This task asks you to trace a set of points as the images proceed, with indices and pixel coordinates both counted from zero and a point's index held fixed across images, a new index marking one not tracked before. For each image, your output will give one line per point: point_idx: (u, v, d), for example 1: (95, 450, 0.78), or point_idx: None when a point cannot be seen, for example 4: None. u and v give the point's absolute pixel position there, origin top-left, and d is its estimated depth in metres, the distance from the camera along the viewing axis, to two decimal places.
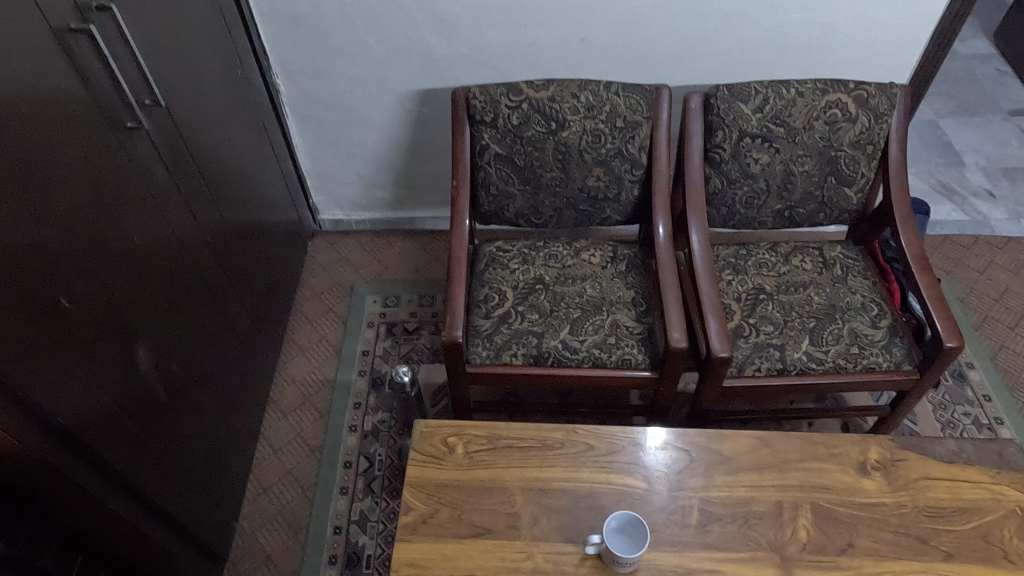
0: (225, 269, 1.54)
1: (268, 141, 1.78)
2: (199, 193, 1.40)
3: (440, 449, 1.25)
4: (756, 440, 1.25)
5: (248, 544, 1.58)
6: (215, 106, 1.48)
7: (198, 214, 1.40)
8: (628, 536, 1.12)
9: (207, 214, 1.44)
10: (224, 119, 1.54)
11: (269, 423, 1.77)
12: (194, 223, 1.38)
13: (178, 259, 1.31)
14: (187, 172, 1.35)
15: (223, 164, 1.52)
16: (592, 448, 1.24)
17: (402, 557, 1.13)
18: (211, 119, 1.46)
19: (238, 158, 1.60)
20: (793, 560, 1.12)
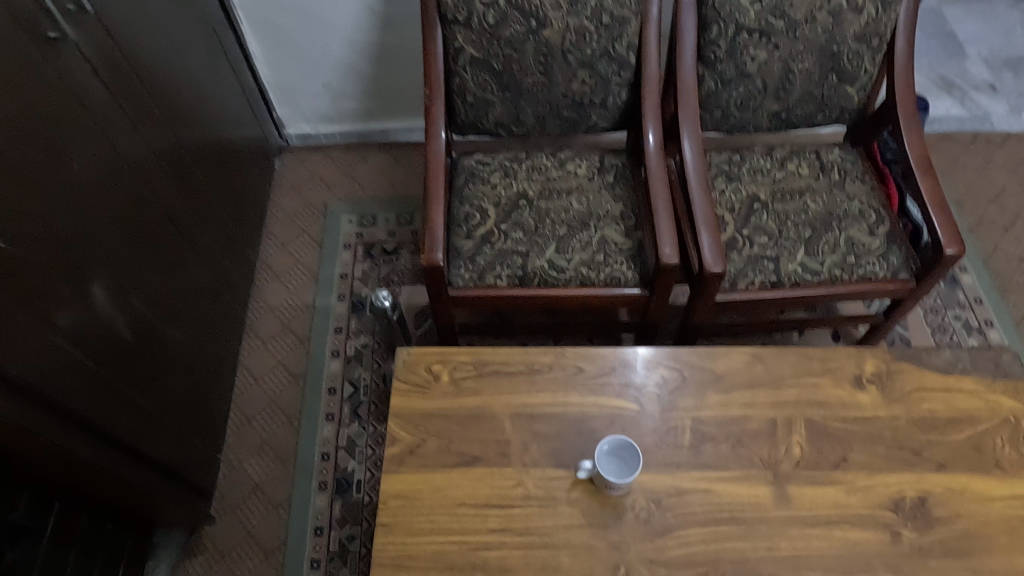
0: (186, 194, 1.43)
1: (221, 48, 1.63)
2: (148, 113, 1.28)
3: (425, 378, 1.21)
4: (750, 357, 1.21)
5: (236, 474, 1.57)
6: (157, 11, 1.33)
7: (147, 134, 1.28)
8: (620, 460, 1.10)
9: (157, 135, 1.32)
10: (168, 25, 1.38)
11: (248, 352, 1.72)
12: (144, 144, 1.26)
13: (130, 187, 1.20)
14: (130, 88, 1.22)
15: (171, 77, 1.38)
16: (582, 370, 1.20)
17: (390, 489, 1.11)
18: (153, 27, 1.31)
19: (188, 69, 1.46)
20: (786, 477, 1.11)
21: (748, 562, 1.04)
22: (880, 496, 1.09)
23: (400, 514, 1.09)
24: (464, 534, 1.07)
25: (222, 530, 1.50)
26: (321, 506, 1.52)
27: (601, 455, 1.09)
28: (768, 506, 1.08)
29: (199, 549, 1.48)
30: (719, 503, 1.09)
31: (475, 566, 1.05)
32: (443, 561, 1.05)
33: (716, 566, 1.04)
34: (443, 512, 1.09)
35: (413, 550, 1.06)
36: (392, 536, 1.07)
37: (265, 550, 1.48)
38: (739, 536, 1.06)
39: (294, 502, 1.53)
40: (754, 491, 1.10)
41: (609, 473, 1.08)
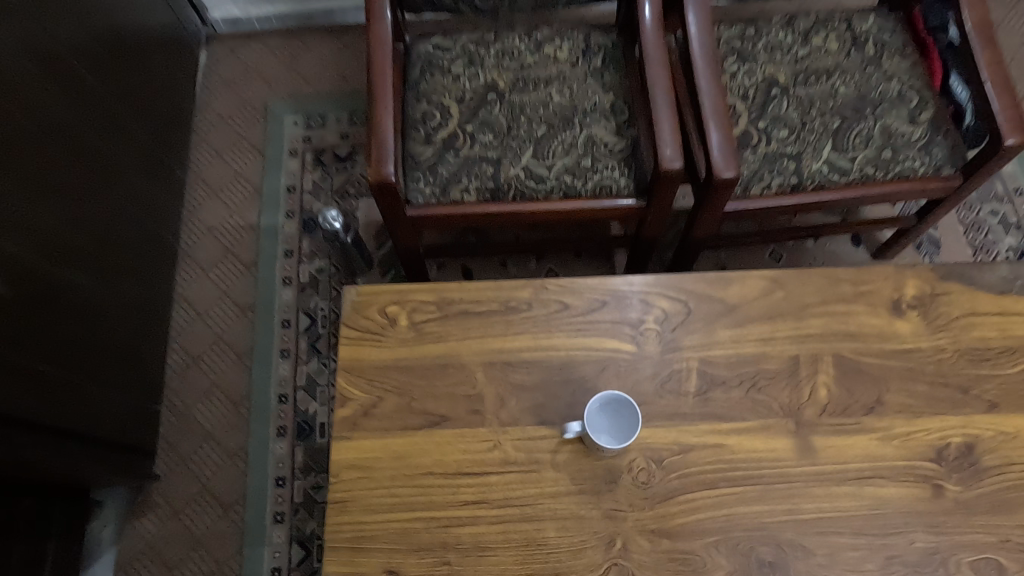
0: (74, 97, 1.16)
1: None
2: None
3: (380, 323, 1.00)
4: (769, 282, 1.01)
5: (183, 422, 1.39)
6: None
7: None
8: (610, 417, 0.93)
9: (15, 21, 1.03)
10: None
11: (186, 282, 1.50)
12: None
13: None
14: None
15: None
16: (567, 307, 1.00)
17: (343, 459, 0.94)
18: None
19: None
20: (810, 427, 0.94)
21: (766, 529, 0.89)
22: (921, 444, 0.93)
23: (356, 488, 0.92)
24: (431, 509, 0.91)
25: (173, 483, 1.35)
26: (282, 454, 1.37)
27: (590, 415, 0.92)
28: (788, 462, 0.92)
29: (147, 506, 1.34)
30: (732, 460, 0.92)
31: (446, 546, 0.90)
32: (408, 542, 0.90)
33: (729, 536, 0.89)
34: (406, 483, 0.92)
35: (373, 530, 0.90)
36: (346, 514, 0.91)
37: (223, 504, 1.34)
38: (755, 499, 0.90)
39: (250, 450, 1.37)
40: (773, 445, 0.93)
41: (602, 437, 0.92)
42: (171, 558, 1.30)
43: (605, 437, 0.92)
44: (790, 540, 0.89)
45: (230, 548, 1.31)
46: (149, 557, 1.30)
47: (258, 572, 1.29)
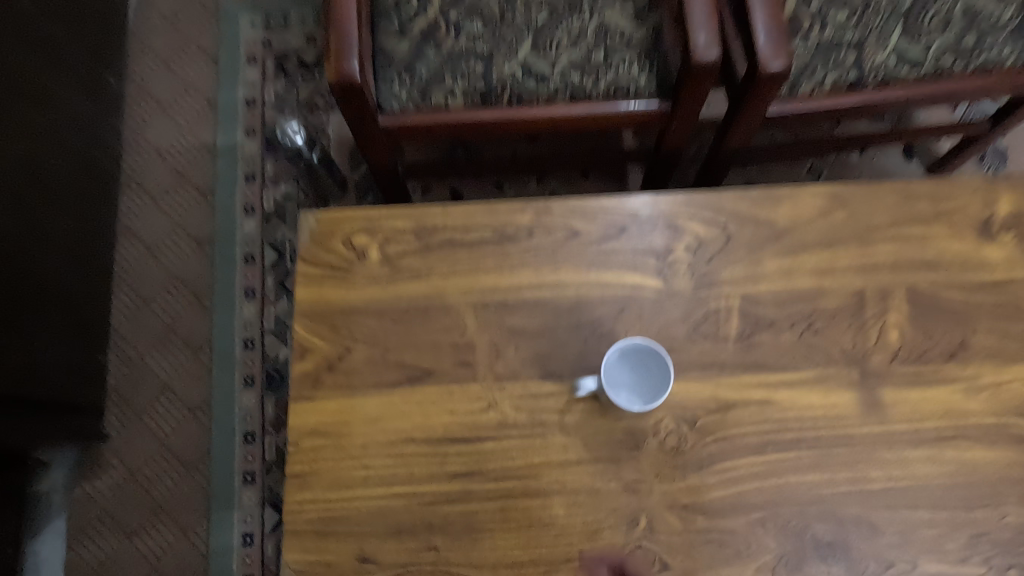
0: None
1: None
2: None
3: (345, 257, 0.81)
4: (828, 200, 0.81)
5: (136, 372, 1.22)
6: None
7: None
8: (635, 371, 0.75)
9: None
10: None
11: (133, 212, 1.30)
12: None
13: None
14: None
15: None
16: (577, 234, 0.81)
17: (304, 424, 0.77)
18: None
19: None
20: (879, 378, 0.76)
21: (823, 502, 0.73)
22: (1013, 398, 0.76)
23: (320, 458, 0.76)
24: (413, 484, 0.75)
25: (127, 442, 1.19)
26: (250, 407, 1.20)
27: (606, 366, 0.74)
28: (851, 421, 0.75)
29: (99, 467, 1.18)
30: (782, 420, 0.75)
31: (433, 528, 0.74)
32: (386, 524, 0.74)
33: (779, 511, 0.73)
34: (381, 453, 0.75)
35: (343, 510, 0.74)
36: (310, 492, 0.75)
37: (186, 463, 1.18)
38: (810, 466, 0.74)
39: (214, 404, 1.20)
40: (832, 401, 0.76)
41: (621, 395, 0.74)
42: (129, 524, 1.16)
43: (626, 395, 0.74)
44: (853, 516, 0.73)
45: (195, 512, 1.16)
46: (105, 523, 1.16)
47: (228, 538, 1.15)
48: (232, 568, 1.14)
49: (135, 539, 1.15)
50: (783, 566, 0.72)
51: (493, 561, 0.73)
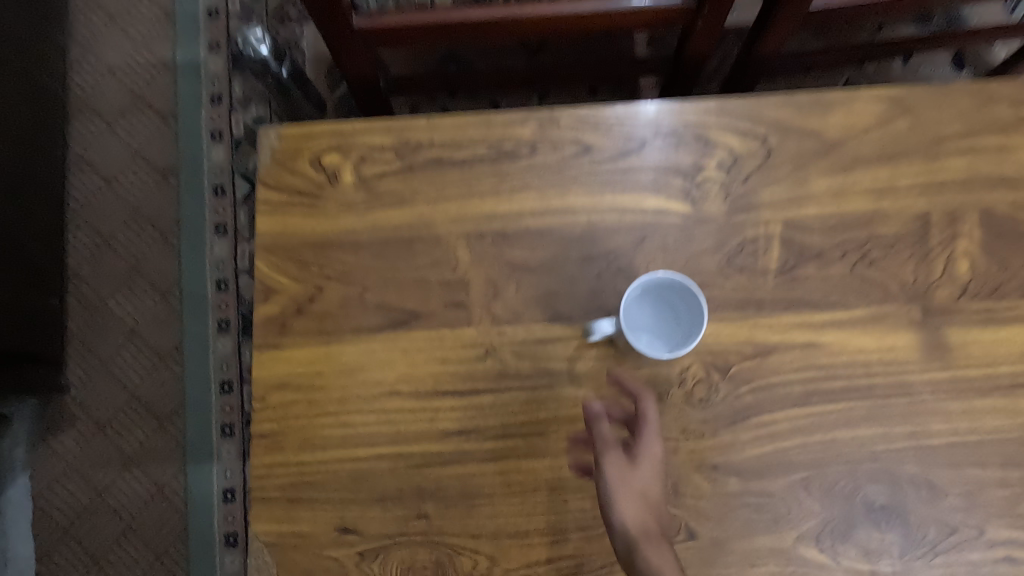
0: None
1: None
2: None
3: (313, 181, 0.68)
4: (889, 105, 0.68)
5: (99, 317, 1.11)
6: None
7: None
8: (661, 310, 0.64)
9: None
10: None
11: (87, 141, 1.16)
12: None
13: None
14: None
15: None
16: (589, 150, 0.68)
17: (271, 377, 0.66)
18: None
19: None
20: (945, 316, 0.65)
21: (876, 461, 0.63)
22: None
23: (291, 415, 0.65)
24: (399, 443, 0.64)
25: (94, 393, 1.09)
26: (226, 354, 1.09)
27: (627, 304, 0.63)
28: (911, 367, 0.64)
29: (65, 421, 1.09)
30: (830, 366, 0.64)
31: (423, 494, 0.64)
32: (370, 489, 0.64)
33: (825, 471, 0.63)
34: (362, 409, 0.65)
35: (319, 473, 0.64)
36: (281, 454, 0.64)
37: (158, 416, 1.09)
38: (861, 419, 0.63)
39: (187, 351, 1.10)
40: (889, 344, 0.64)
41: (642, 339, 0.63)
42: (101, 481, 1.07)
43: (648, 338, 0.63)
44: (911, 475, 0.63)
45: (171, 467, 1.07)
46: (75, 479, 1.07)
47: (207, 495, 1.06)
48: (214, 527, 1.05)
49: (108, 497, 1.07)
50: (828, 533, 0.62)
51: (494, 530, 0.63)
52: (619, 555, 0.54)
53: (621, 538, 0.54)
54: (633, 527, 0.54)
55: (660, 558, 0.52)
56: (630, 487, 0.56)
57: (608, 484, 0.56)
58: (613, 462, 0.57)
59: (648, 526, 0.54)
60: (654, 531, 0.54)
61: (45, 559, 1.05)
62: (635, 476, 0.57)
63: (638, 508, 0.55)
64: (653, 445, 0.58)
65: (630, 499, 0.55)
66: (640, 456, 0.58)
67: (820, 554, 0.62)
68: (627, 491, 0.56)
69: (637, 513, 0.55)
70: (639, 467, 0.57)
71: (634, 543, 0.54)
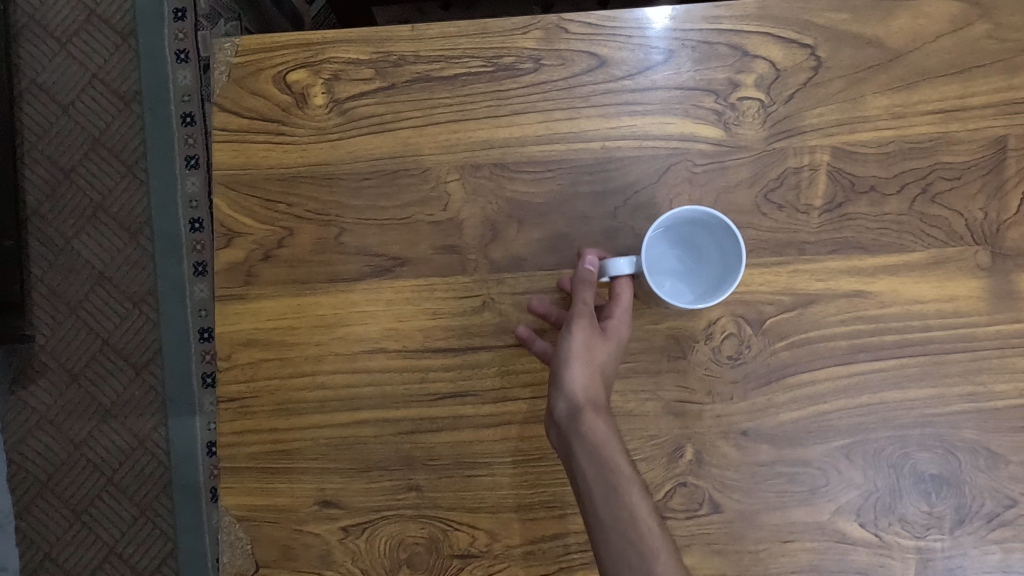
0: None
1: None
2: None
3: (279, 103, 0.58)
4: (963, 7, 0.56)
5: (64, 258, 1.02)
6: None
7: None
8: (691, 255, 0.53)
9: None
10: None
11: (39, 62, 1.04)
12: None
13: None
14: None
15: None
16: (605, 64, 0.57)
17: (237, 332, 0.57)
18: None
19: None
20: (1016, 260, 0.55)
21: (930, 426, 0.55)
22: None
23: (263, 376, 0.57)
24: (385, 407, 0.56)
25: (63, 340, 1.01)
26: (203, 298, 1.01)
27: (652, 239, 0.54)
28: (974, 319, 0.55)
29: (34, 369, 1.01)
30: (880, 319, 0.55)
31: (413, 463, 0.56)
32: (353, 458, 0.56)
33: (871, 437, 0.55)
34: (342, 369, 0.57)
35: (296, 441, 0.56)
36: (251, 419, 0.57)
37: (134, 364, 1.01)
38: (916, 379, 0.55)
39: (161, 295, 1.01)
40: (951, 293, 0.55)
41: (664, 285, 0.54)
42: (76, 433, 1.01)
43: (670, 287, 0.54)
44: (968, 442, 0.55)
45: (150, 418, 1.00)
46: (48, 431, 1.01)
47: (190, 446, 1.00)
48: (199, 480, 0.99)
49: (85, 450, 1.00)
50: (870, 507, 0.55)
51: (494, 503, 0.56)
52: (557, 418, 0.48)
53: (566, 400, 0.48)
54: (582, 394, 0.48)
55: (602, 433, 0.46)
56: (592, 356, 0.49)
57: (569, 345, 0.49)
58: (583, 326, 0.49)
59: (595, 395, 0.48)
60: (601, 403, 0.48)
61: (22, 514, 1.00)
62: (599, 348, 0.50)
63: (594, 378, 0.48)
64: (625, 323, 0.51)
65: (587, 367, 0.48)
66: (609, 329, 0.50)
67: (861, 529, 0.55)
68: (587, 358, 0.49)
69: (590, 382, 0.48)
70: (607, 341, 0.50)
71: (579, 409, 0.47)
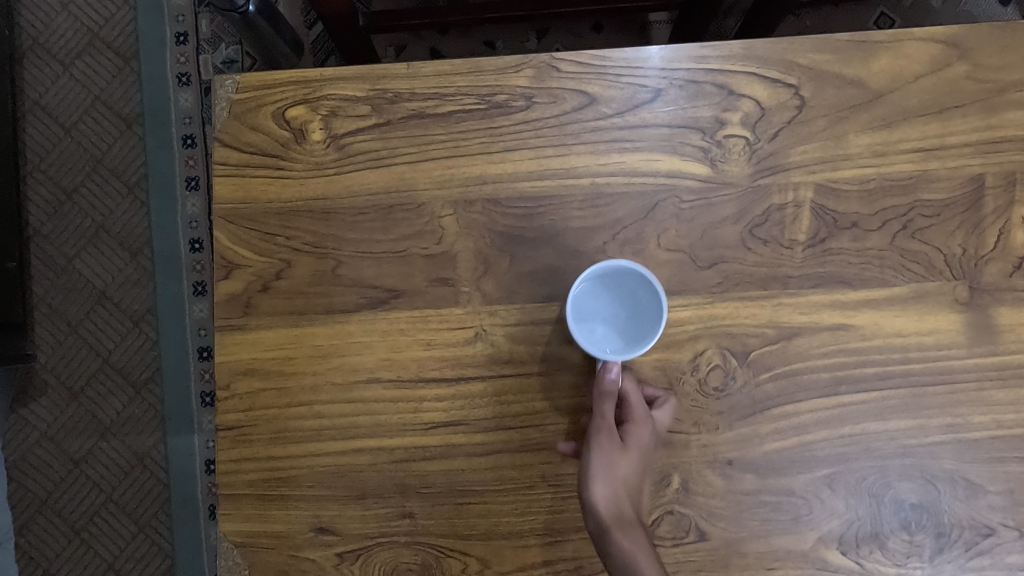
0: None
1: None
2: None
3: (278, 138, 0.60)
4: (942, 49, 0.58)
5: (65, 277, 1.04)
6: None
7: None
8: (622, 306, 0.57)
9: None
10: None
11: (43, 84, 1.06)
12: None
13: None
14: None
15: None
16: (594, 102, 0.59)
17: (235, 362, 0.59)
18: None
19: None
20: (994, 295, 0.57)
21: (909, 455, 0.56)
22: None
23: (260, 405, 0.58)
24: (380, 437, 0.58)
25: (64, 359, 1.03)
26: (202, 317, 1.02)
27: (586, 287, 0.57)
28: (954, 353, 0.57)
29: (35, 386, 1.03)
30: (862, 351, 0.57)
31: (407, 491, 0.58)
32: (349, 486, 0.58)
33: (854, 468, 0.56)
34: (337, 398, 0.58)
35: (293, 469, 0.58)
36: (249, 447, 0.58)
37: (133, 383, 1.02)
38: (896, 410, 0.56)
39: (161, 314, 1.03)
40: (930, 326, 0.57)
41: (597, 330, 0.57)
42: (76, 450, 1.02)
43: (601, 333, 0.57)
44: (947, 473, 0.56)
45: (150, 436, 1.02)
46: (48, 448, 1.02)
47: (189, 465, 1.01)
48: (197, 498, 1.01)
49: (85, 467, 1.02)
50: (852, 535, 0.56)
51: (487, 530, 0.57)
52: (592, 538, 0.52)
53: (595, 521, 0.51)
54: (607, 511, 0.51)
55: (631, 547, 0.49)
56: (614, 471, 0.52)
57: (591, 464, 0.53)
58: (602, 443, 0.53)
59: (621, 511, 0.51)
60: (628, 518, 0.51)
61: (22, 530, 1.01)
62: (621, 461, 0.53)
63: (618, 493, 0.52)
64: (644, 432, 0.54)
65: (609, 483, 0.52)
66: (629, 440, 0.54)
67: (843, 557, 0.56)
68: (609, 474, 0.52)
69: (614, 498, 0.52)
70: (628, 452, 0.53)
71: (606, 527, 0.51)
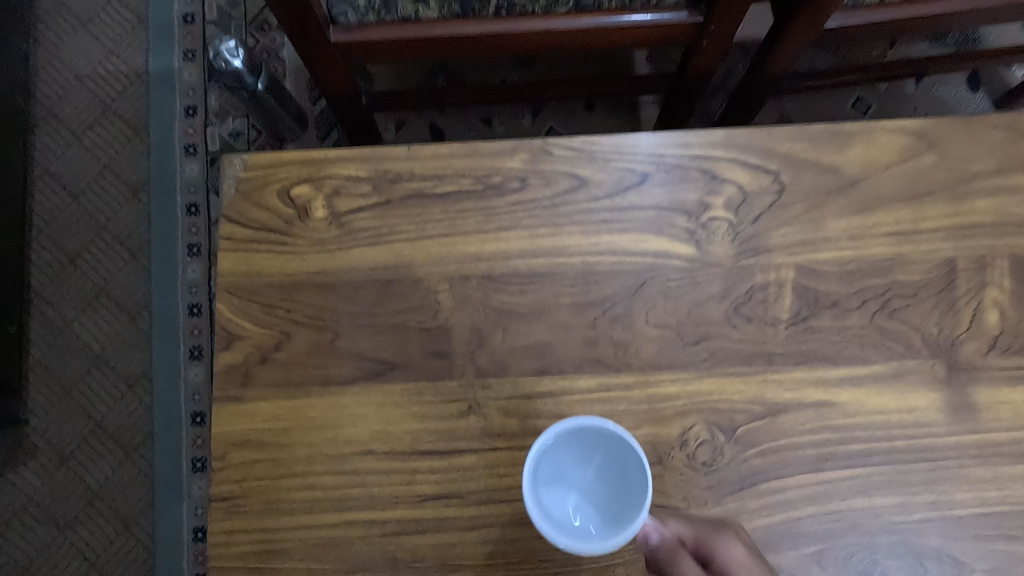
0: None
1: None
2: None
3: (282, 215, 0.62)
4: (911, 140, 0.62)
5: (62, 340, 1.05)
6: None
7: None
8: (617, 499, 0.52)
9: None
10: None
11: (54, 152, 1.09)
12: None
13: None
14: None
15: None
16: (584, 185, 0.62)
17: (231, 433, 0.59)
18: None
19: None
20: (972, 373, 0.59)
21: (895, 533, 0.57)
22: None
23: (253, 476, 0.59)
24: (373, 508, 0.58)
25: (56, 423, 1.03)
26: (198, 382, 1.03)
27: (558, 452, 0.54)
28: (935, 430, 0.58)
29: (25, 451, 1.02)
30: (846, 428, 0.58)
31: (397, 565, 0.57)
32: (340, 559, 0.58)
33: (842, 544, 0.57)
34: (330, 470, 0.59)
35: (283, 542, 0.58)
36: (241, 519, 0.58)
37: (125, 448, 1.02)
38: (882, 486, 0.57)
39: (156, 378, 1.03)
40: (911, 403, 0.58)
41: (568, 499, 0.53)
42: (62, 516, 1.01)
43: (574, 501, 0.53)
44: (933, 549, 0.57)
45: (138, 502, 1.01)
46: (35, 514, 1.01)
47: (176, 534, 0.99)
48: (182, 568, 0.98)
49: (69, 534, 1.00)
50: None
51: None
52: None
53: None
54: None
55: None
56: None
57: None
58: None
59: None
60: None
61: None
62: None
63: None
64: (733, 553, 0.52)
65: None
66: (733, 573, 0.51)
67: None
68: None
69: None
70: None
71: None
